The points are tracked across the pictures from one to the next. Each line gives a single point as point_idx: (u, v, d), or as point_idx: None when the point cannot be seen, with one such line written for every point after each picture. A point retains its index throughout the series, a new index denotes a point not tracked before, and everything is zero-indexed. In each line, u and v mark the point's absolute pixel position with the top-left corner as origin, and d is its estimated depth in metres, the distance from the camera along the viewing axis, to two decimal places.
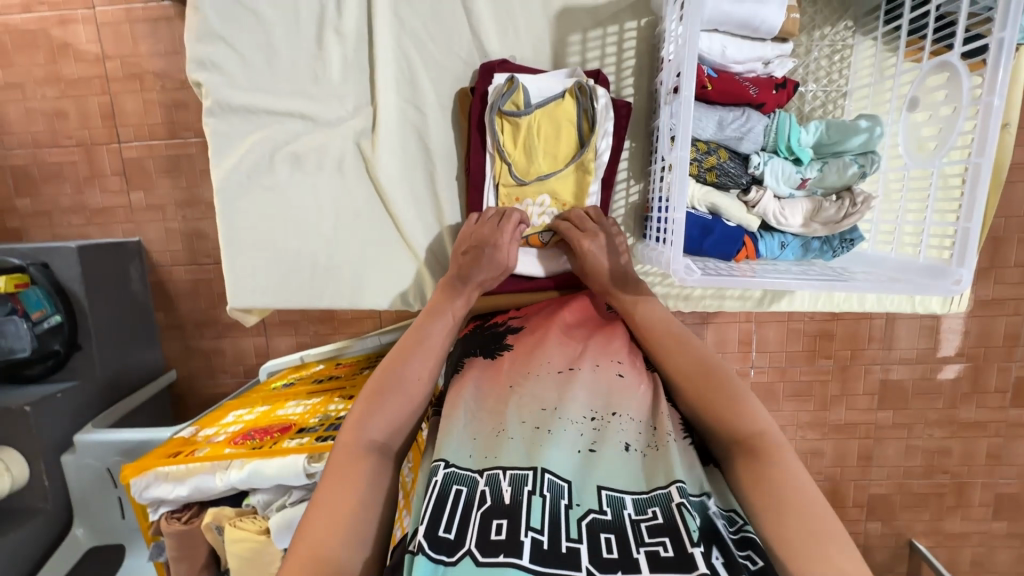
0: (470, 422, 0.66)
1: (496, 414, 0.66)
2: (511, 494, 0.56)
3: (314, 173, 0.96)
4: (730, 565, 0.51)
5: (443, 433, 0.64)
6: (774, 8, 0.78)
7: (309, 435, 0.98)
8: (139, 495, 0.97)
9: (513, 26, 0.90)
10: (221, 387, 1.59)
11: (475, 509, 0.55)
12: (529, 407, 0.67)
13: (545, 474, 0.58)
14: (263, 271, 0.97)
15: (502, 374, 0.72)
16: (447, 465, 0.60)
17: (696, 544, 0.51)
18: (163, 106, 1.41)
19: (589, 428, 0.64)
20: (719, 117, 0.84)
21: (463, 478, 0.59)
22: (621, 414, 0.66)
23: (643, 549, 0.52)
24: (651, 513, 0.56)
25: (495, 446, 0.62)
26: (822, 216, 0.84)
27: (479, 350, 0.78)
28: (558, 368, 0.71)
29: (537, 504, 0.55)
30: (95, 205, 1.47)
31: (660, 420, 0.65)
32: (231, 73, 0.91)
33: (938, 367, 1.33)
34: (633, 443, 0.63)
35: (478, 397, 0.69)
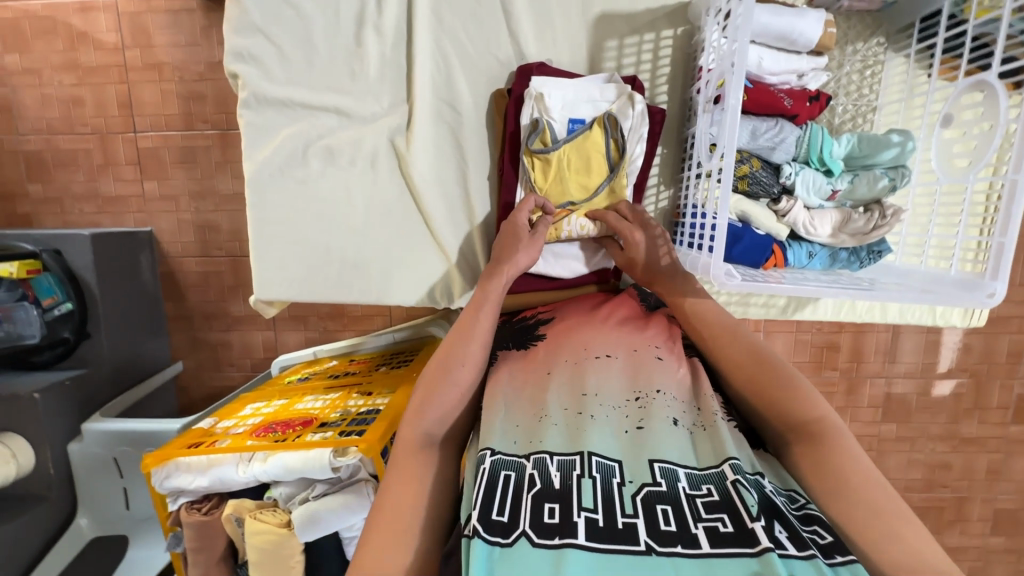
0: (510, 410, 0.67)
1: (537, 399, 0.68)
2: (560, 478, 0.57)
3: (346, 168, 0.96)
4: (795, 539, 0.51)
5: (485, 422, 0.65)
6: (812, 21, 0.80)
7: (332, 430, 0.98)
8: (160, 485, 0.97)
9: (551, 30, 0.92)
10: (228, 380, 1.58)
11: (526, 492, 0.56)
12: (570, 392, 0.68)
13: (593, 456, 0.59)
14: (290, 263, 0.97)
15: (538, 360, 0.75)
16: (494, 453, 0.61)
17: (755, 518, 0.52)
18: (181, 97, 1.41)
19: (634, 409, 0.66)
20: (753, 127, 0.85)
21: (510, 463, 0.60)
22: (665, 392, 0.68)
23: (701, 524, 0.53)
24: (706, 490, 0.57)
25: (539, 430, 0.64)
26: (850, 227, 0.85)
27: (511, 342, 0.81)
28: (597, 354, 0.73)
29: (588, 486, 0.56)
30: (108, 193, 1.47)
31: (705, 400, 0.68)
32: (268, 65, 0.92)
33: (932, 383, 1.35)
34: (680, 419, 0.65)
35: (516, 384, 0.71)
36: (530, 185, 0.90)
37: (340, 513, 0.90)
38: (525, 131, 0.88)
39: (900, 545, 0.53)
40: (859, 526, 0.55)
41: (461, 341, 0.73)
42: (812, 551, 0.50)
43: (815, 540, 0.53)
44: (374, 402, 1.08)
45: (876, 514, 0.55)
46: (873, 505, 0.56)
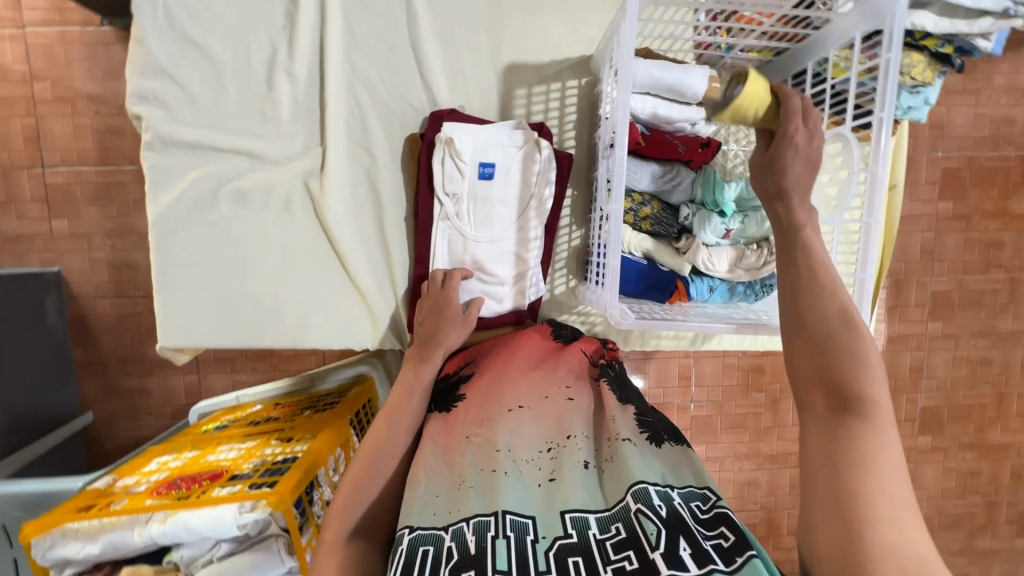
0: (431, 480, 0.66)
1: (454, 466, 0.68)
2: (476, 542, 0.57)
3: (258, 211, 0.95)
4: (697, 555, 0.53)
5: (406, 497, 0.64)
6: (698, 75, 0.87)
7: (242, 482, 0.93)
8: (42, 557, 0.87)
9: (463, 77, 0.95)
10: (146, 430, 1.48)
11: (444, 566, 0.55)
12: (484, 450, 0.69)
13: (507, 515, 0.59)
14: (200, 309, 0.94)
15: (455, 425, 0.74)
16: (412, 530, 0.59)
17: (656, 547, 0.54)
18: (97, 131, 1.35)
19: (546, 460, 0.67)
20: (652, 170, 0.92)
21: (429, 538, 0.58)
22: (576, 435, 0.70)
23: (609, 566, 0.54)
24: (615, 530, 0.58)
25: (456, 499, 0.63)
26: (744, 262, 0.92)
27: (433, 406, 0.80)
28: (509, 408, 0.74)
29: (502, 547, 0.56)
30: (10, 231, 1.37)
31: (611, 425, 0.70)
32: (175, 108, 0.91)
33: None
34: (591, 461, 0.67)
35: (437, 453, 0.70)
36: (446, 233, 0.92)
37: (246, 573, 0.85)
38: (437, 175, 0.91)
39: (880, 487, 0.50)
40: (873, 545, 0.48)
41: (390, 434, 0.73)
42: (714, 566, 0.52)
43: (718, 547, 0.55)
44: (292, 450, 1.04)
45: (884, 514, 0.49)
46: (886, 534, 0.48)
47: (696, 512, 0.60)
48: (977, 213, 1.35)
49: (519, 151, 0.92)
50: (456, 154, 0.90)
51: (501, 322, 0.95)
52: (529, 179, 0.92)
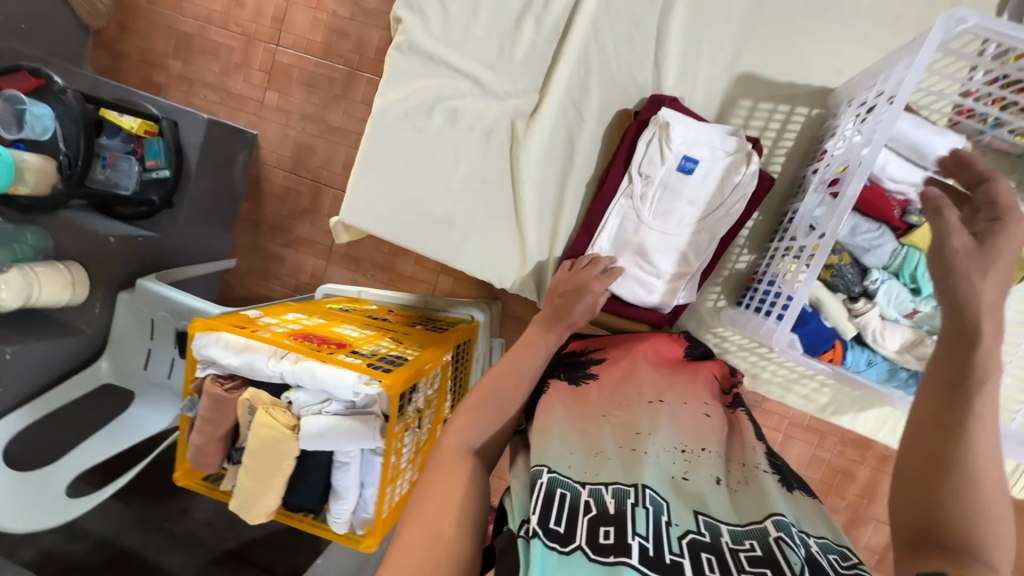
0: (564, 438, 0.68)
1: (590, 436, 0.69)
2: (614, 504, 0.57)
3: (462, 132, 1.02)
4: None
5: (540, 443, 0.66)
6: (950, 141, 0.81)
7: (362, 357, 1.04)
8: (197, 351, 1.04)
9: (693, 72, 0.95)
10: (267, 291, 1.69)
11: (581, 515, 0.56)
12: (623, 431, 0.70)
13: (646, 490, 0.58)
14: (384, 199, 1.04)
15: (590, 401, 0.76)
16: (550, 471, 0.61)
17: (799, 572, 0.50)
18: (328, 29, 1.52)
19: (681, 460, 0.66)
20: (854, 223, 0.86)
21: (566, 484, 0.59)
22: (710, 450, 0.69)
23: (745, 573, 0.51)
24: (750, 544, 0.54)
25: (595, 464, 0.64)
26: (919, 351, 0.84)
27: (562, 374, 0.83)
28: (648, 399, 0.75)
29: (641, 515, 0.55)
30: (234, 90, 1.60)
31: (749, 453, 0.69)
32: (430, 20, 0.99)
33: None
34: (722, 479, 0.66)
35: (569, 418, 0.72)
36: (621, 211, 0.94)
37: (347, 434, 0.94)
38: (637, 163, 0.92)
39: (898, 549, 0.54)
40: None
41: (511, 377, 0.76)
42: None
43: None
44: (404, 350, 1.13)
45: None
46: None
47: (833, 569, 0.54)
48: None
49: (727, 158, 0.90)
50: (668, 155, 0.90)
51: (638, 317, 0.98)
52: (725, 189, 0.91)
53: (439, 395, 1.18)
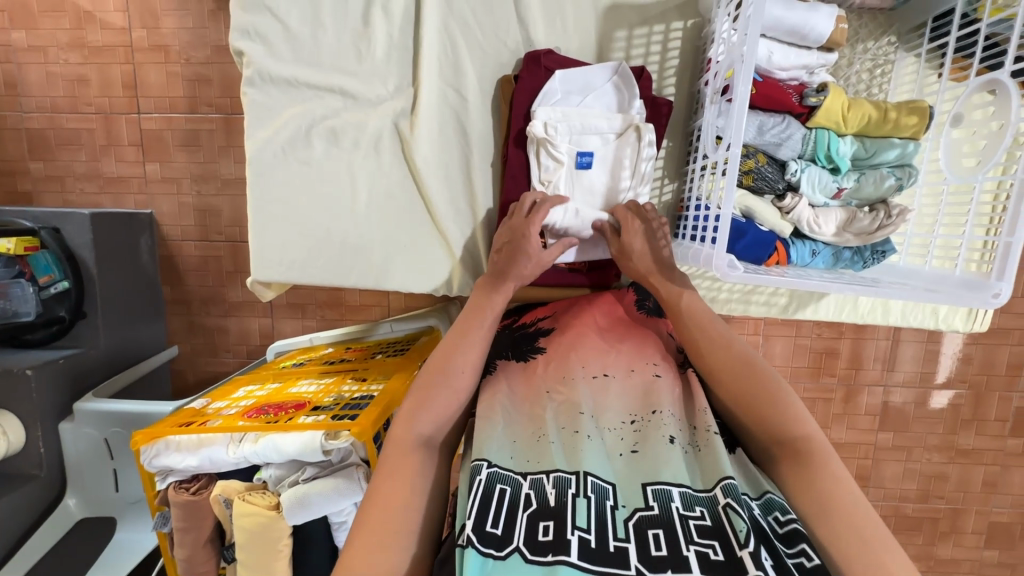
0: (510, 423, 0.70)
1: (535, 417, 0.70)
2: (555, 495, 0.60)
3: (349, 150, 0.96)
4: (779, 567, 0.54)
5: (482, 434, 0.67)
6: (825, 15, 0.79)
7: (325, 413, 0.97)
8: (149, 464, 0.95)
9: (560, 17, 0.91)
10: (223, 366, 1.57)
11: (521, 511, 0.59)
12: (567, 411, 0.71)
13: (588, 477, 0.62)
14: (290, 245, 0.97)
15: (536, 377, 0.76)
16: (490, 465, 0.63)
17: (744, 545, 0.54)
18: (187, 80, 1.40)
19: (629, 432, 0.69)
20: (760, 121, 0.84)
21: (506, 478, 0.62)
22: (662, 411, 0.70)
23: (693, 547, 0.55)
24: (699, 512, 0.58)
25: (537, 451, 0.66)
26: (856, 226, 0.85)
27: (512, 354, 0.81)
28: (592, 374, 0.76)
29: (582, 506, 0.59)
30: (111, 173, 1.46)
31: (699, 417, 0.69)
32: (274, 44, 0.92)
33: (933, 393, 1.35)
34: (677, 437, 0.67)
35: (514, 400, 0.74)
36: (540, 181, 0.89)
37: (331, 497, 0.88)
38: (533, 169, 0.89)
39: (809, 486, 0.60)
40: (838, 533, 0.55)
41: (463, 345, 0.74)
42: None
43: (801, 566, 0.54)
44: (368, 388, 1.07)
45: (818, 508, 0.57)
46: (849, 508, 0.56)
47: (774, 524, 0.59)
48: None
49: (615, 98, 0.88)
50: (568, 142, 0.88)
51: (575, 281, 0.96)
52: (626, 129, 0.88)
53: None
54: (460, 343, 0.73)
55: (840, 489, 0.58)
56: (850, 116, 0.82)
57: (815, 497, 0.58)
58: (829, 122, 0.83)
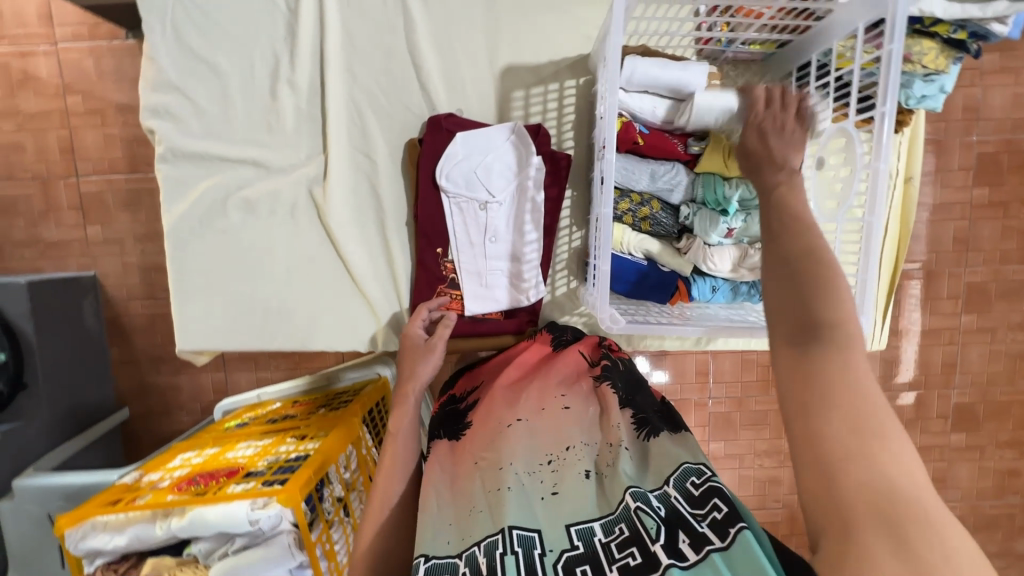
0: (443, 505, 0.70)
1: (464, 490, 0.70)
2: (486, 560, 0.59)
3: (266, 218, 0.98)
4: (696, 543, 0.55)
5: (419, 526, 0.67)
6: (697, 72, 0.85)
7: (256, 479, 0.97)
8: (75, 548, 0.93)
9: (460, 81, 0.95)
10: (178, 425, 1.56)
11: None
12: (489, 471, 0.70)
13: (513, 531, 0.61)
14: (212, 314, 0.98)
15: (464, 449, 0.76)
16: (427, 558, 0.63)
17: (655, 539, 0.56)
18: (126, 141, 1.42)
19: (548, 473, 0.68)
20: (651, 170, 0.90)
21: (443, 565, 0.62)
22: (575, 446, 0.71)
23: (615, 566, 0.56)
24: (618, 530, 0.59)
25: (467, 526, 0.66)
26: (748, 262, 0.90)
27: (443, 432, 0.83)
28: (509, 423, 0.76)
29: (511, 562, 0.58)
30: (50, 238, 1.45)
31: (612, 433, 0.72)
32: (184, 119, 0.94)
33: (899, 394, 1.40)
34: (592, 469, 0.68)
35: (447, 478, 0.73)
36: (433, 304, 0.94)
37: (258, 566, 0.89)
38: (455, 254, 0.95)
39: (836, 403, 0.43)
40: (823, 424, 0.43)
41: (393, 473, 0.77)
42: (712, 549, 0.54)
43: (714, 520, 0.56)
44: (304, 447, 1.07)
45: (802, 401, 0.44)
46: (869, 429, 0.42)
47: (691, 489, 0.61)
48: (1016, 199, 1.31)
49: (514, 156, 0.94)
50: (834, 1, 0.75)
51: (504, 330, 0.98)
52: (526, 184, 0.94)
53: (357, 474, 1.13)
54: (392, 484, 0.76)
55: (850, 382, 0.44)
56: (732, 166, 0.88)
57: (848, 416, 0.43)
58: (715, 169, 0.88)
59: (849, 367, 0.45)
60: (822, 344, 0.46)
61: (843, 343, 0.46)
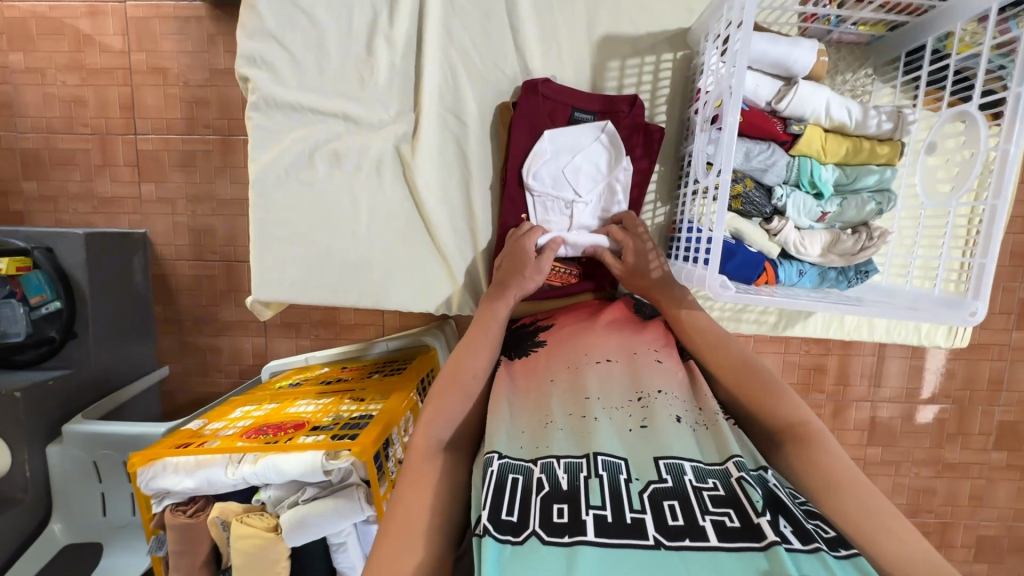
0: (515, 417, 0.69)
1: (539, 405, 0.70)
2: (568, 479, 0.58)
3: (351, 173, 0.98)
4: (799, 532, 0.52)
5: (492, 426, 0.66)
6: (806, 49, 0.84)
7: (324, 433, 0.97)
8: (146, 486, 0.94)
9: (556, 48, 0.95)
10: (214, 386, 1.55)
11: (534, 495, 0.57)
12: (572, 397, 0.70)
13: (599, 456, 0.60)
14: (291, 265, 0.98)
15: (538, 368, 0.78)
16: (501, 456, 0.62)
17: (761, 513, 0.53)
18: (185, 102, 1.41)
19: (636, 409, 0.67)
20: (746, 149, 0.87)
21: (518, 468, 0.61)
22: (666, 392, 0.69)
23: (708, 517, 0.53)
24: (712, 484, 0.57)
25: (543, 436, 0.65)
26: (840, 247, 0.89)
27: (511, 351, 0.84)
28: (597, 359, 0.76)
29: (595, 486, 0.57)
30: (104, 193, 1.46)
31: (704, 401, 0.70)
32: (279, 69, 0.94)
33: (916, 410, 1.39)
34: (683, 417, 0.66)
35: (514, 390, 0.74)
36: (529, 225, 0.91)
37: (329, 517, 0.89)
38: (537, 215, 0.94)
39: (811, 464, 0.61)
40: (843, 509, 0.57)
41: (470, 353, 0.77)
42: (817, 543, 0.51)
43: (819, 533, 0.53)
44: (367, 408, 1.06)
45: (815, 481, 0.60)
46: (833, 469, 0.60)
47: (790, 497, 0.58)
48: None
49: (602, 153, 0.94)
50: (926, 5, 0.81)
51: (580, 290, 0.99)
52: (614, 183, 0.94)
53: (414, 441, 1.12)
54: (467, 361, 0.76)
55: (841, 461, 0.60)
56: (825, 153, 0.87)
57: (817, 474, 0.60)
58: (808, 155, 0.88)
59: (823, 446, 0.62)
60: (789, 436, 0.65)
61: (800, 438, 0.64)
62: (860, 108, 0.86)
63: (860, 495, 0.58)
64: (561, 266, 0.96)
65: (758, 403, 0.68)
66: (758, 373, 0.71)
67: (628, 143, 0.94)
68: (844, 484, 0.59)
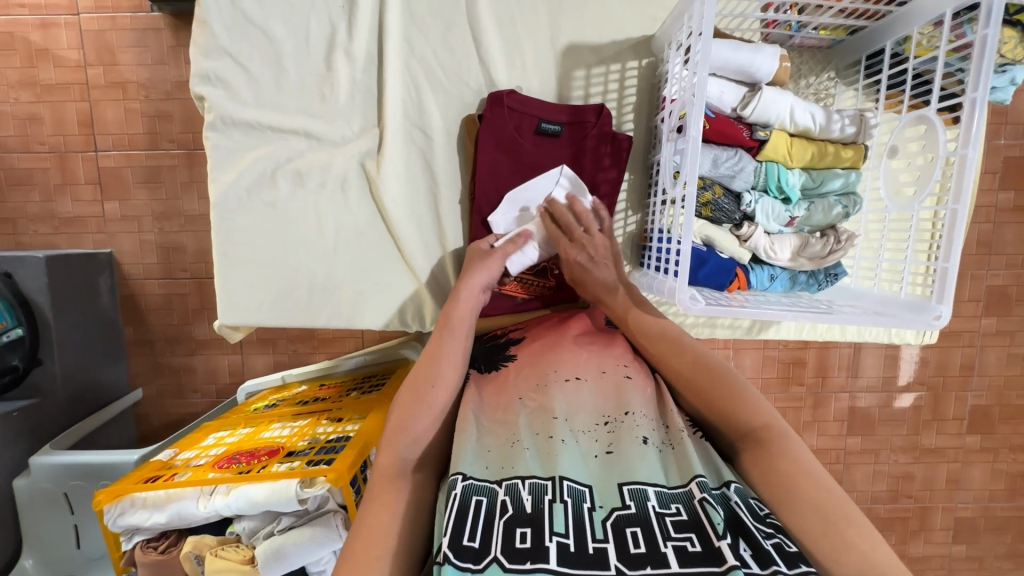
0: (483, 435, 0.69)
1: (508, 423, 0.69)
2: (532, 502, 0.58)
3: (316, 192, 0.96)
4: (759, 556, 0.53)
5: (458, 447, 0.66)
6: (768, 55, 0.84)
7: (299, 459, 0.94)
8: (113, 523, 0.91)
9: (521, 58, 0.93)
10: (191, 408, 1.51)
11: (498, 518, 0.57)
12: (540, 416, 0.70)
13: (564, 481, 0.60)
14: (257, 287, 0.95)
15: (508, 386, 0.76)
16: (465, 477, 0.61)
17: (722, 537, 0.53)
18: (147, 116, 1.36)
19: (603, 433, 0.68)
20: (714, 155, 0.87)
21: (480, 488, 0.60)
22: (635, 412, 0.69)
23: (670, 542, 0.54)
24: (675, 509, 0.58)
25: (510, 457, 0.65)
26: (809, 251, 0.89)
27: (482, 364, 0.83)
28: (566, 377, 0.75)
29: (559, 510, 0.57)
30: (65, 214, 1.40)
31: (671, 417, 0.70)
32: (236, 87, 0.91)
33: (897, 396, 1.41)
34: (650, 437, 0.66)
35: (483, 407, 0.73)
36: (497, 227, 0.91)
37: (307, 546, 0.87)
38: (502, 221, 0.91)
39: (774, 468, 0.61)
40: (804, 519, 0.57)
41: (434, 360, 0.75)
42: (776, 566, 0.51)
43: (782, 549, 0.54)
44: (343, 429, 1.04)
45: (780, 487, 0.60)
46: (794, 473, 0.60)
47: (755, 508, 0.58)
48: None
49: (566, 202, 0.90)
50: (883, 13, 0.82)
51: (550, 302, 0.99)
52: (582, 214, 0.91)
53: None
54: (432, 369, 0.74)
55: (801, 469, 0.60)
56: (792, 157, 0.87)
57: (778, 479, 0.61)
58: (776, 160, 0.88)
59: (781, 449, 0.63)
60: (751, 440, 0.65)
61: (762, 442, 0.64)
62: (824, 113, 0.86)
63: (821, 498, 0.58)
64: (530, 279, 0.96)
65: (720, 409, 0.68)
66: (718, 376, 0.70)
67: (597, 152, 0.93)
68: (804, 491, 0.59)
